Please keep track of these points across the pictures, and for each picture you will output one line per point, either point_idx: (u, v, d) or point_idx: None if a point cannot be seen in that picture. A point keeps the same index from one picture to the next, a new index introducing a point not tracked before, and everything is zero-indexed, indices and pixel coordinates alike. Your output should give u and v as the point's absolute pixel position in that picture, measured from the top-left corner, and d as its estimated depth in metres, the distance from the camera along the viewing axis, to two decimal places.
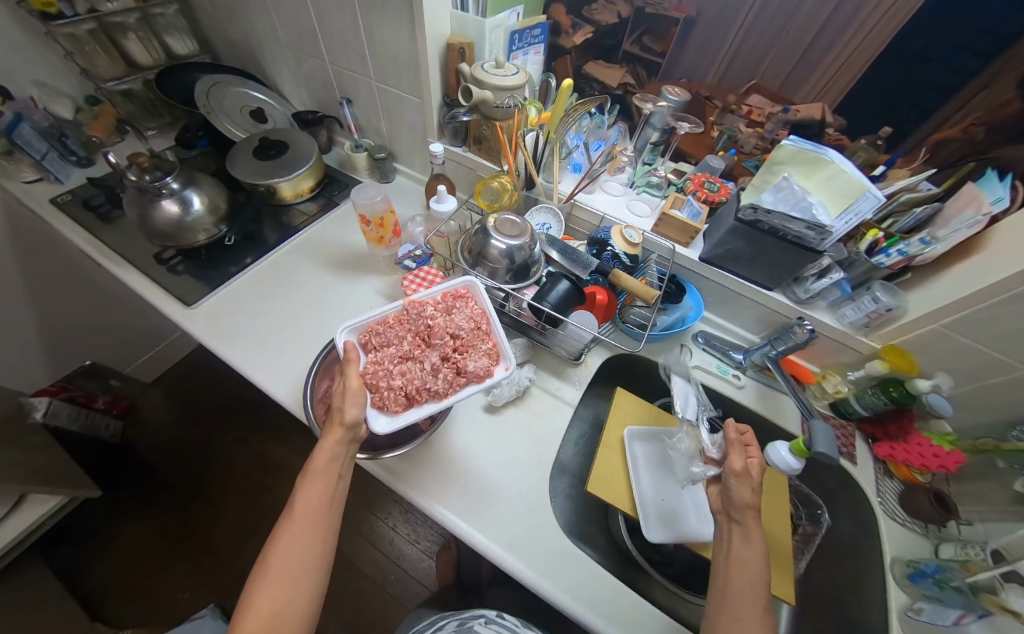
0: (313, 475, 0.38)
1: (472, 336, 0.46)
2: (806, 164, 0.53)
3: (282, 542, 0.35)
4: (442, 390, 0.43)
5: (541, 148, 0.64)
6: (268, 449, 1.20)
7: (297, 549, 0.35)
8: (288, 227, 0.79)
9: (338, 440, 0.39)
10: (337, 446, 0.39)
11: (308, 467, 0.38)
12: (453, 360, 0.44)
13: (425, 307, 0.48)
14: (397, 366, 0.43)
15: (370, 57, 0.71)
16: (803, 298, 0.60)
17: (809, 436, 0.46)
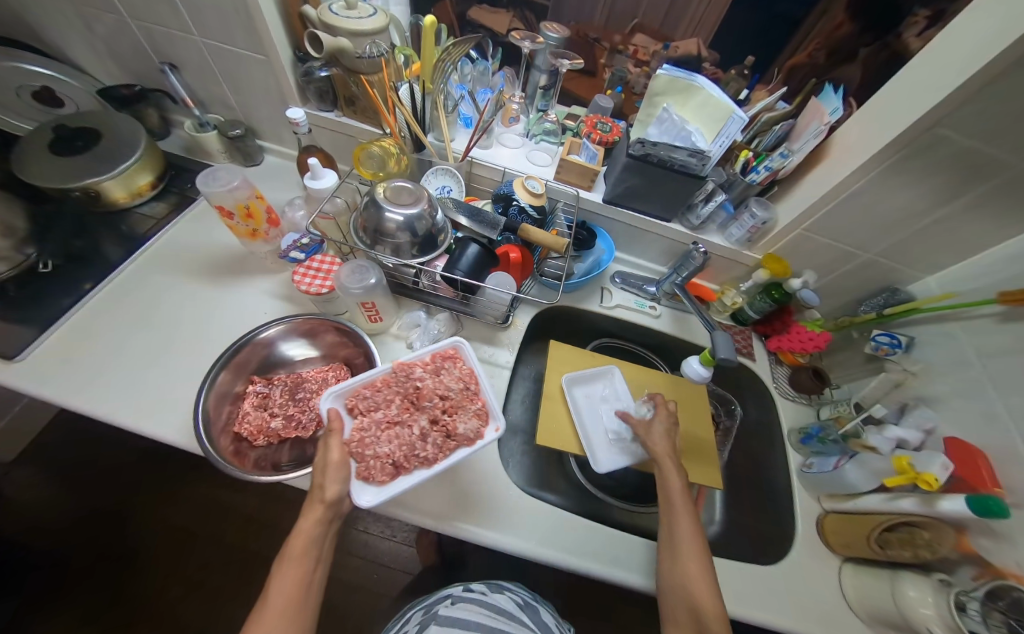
0: (291, 559, 0.35)
1: (463, 395, 0.42)
2: (681, 92, 0.54)
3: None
4: (431, 457, 0.38)
5: (421, 103, 0.58)
6: (194, 496, 1.04)
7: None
8: (133, 237, 0.64)
9: (315, 526, 0.35)
10: (316, 528, 0.35)
11: (284, 553, 0.35)
12: (442, 423, 0.40)
13: (413, 367, 0.44)
14: (384, 433, 0.39)
15: (183, 7, 0.56)
16: (696, 224, 0.64)
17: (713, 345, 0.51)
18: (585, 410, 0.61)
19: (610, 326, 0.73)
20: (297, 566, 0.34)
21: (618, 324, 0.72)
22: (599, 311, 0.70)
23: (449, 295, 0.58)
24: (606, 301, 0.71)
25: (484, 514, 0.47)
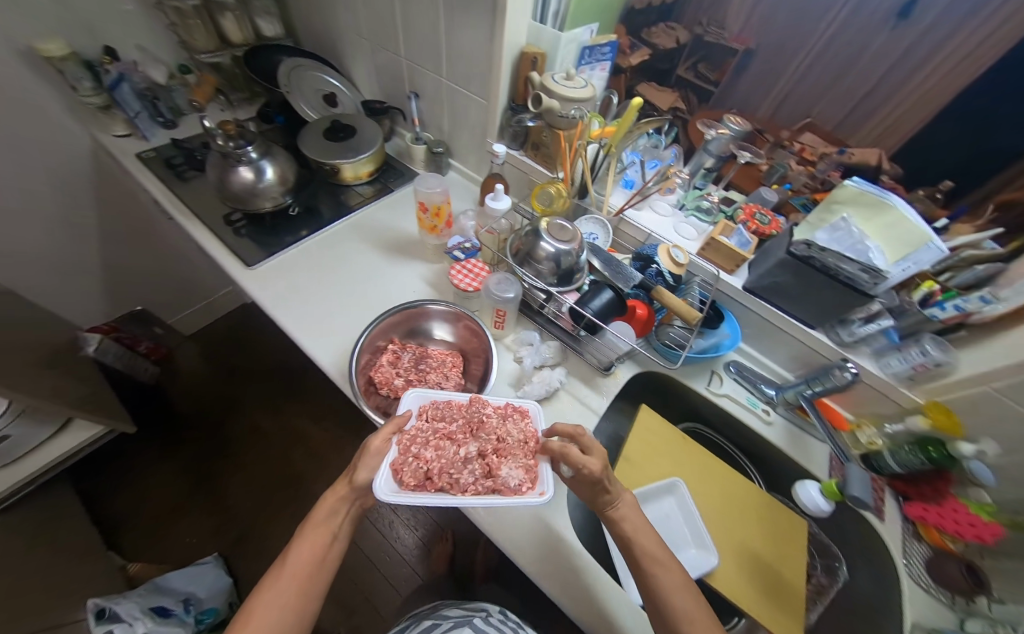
0: (313, 528, 0.39)
1: (516, 445, 0.43)
2: (867, 206, 0.51)
3: (266, 596, 0.34)
4: (463, 487, 0.39)
5: (600, 160, 0.66)
6: (291, 416, 1.32)
7: (279, 604, 0.34)
8: (344, 206, 0.83)
9: (330, 508, 0.40)
10: (337, 501, 0.41)
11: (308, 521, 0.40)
12: (487, 460, 0.41)
13: (486, 403, 0.48)
14: (435, 442, 0.42)
15: (445, 58, 0.75)
16: (847, 341, 0.59)
17: (845, 480, 0.52)
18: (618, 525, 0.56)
19: (709, 412, 0.70)
20: (319, 532, 0.39)
21: (718, 415, 0.68)
22: (702, 393, 0.67)
23: (565, 327, 0.63)
24: (714, 386, 0.67)
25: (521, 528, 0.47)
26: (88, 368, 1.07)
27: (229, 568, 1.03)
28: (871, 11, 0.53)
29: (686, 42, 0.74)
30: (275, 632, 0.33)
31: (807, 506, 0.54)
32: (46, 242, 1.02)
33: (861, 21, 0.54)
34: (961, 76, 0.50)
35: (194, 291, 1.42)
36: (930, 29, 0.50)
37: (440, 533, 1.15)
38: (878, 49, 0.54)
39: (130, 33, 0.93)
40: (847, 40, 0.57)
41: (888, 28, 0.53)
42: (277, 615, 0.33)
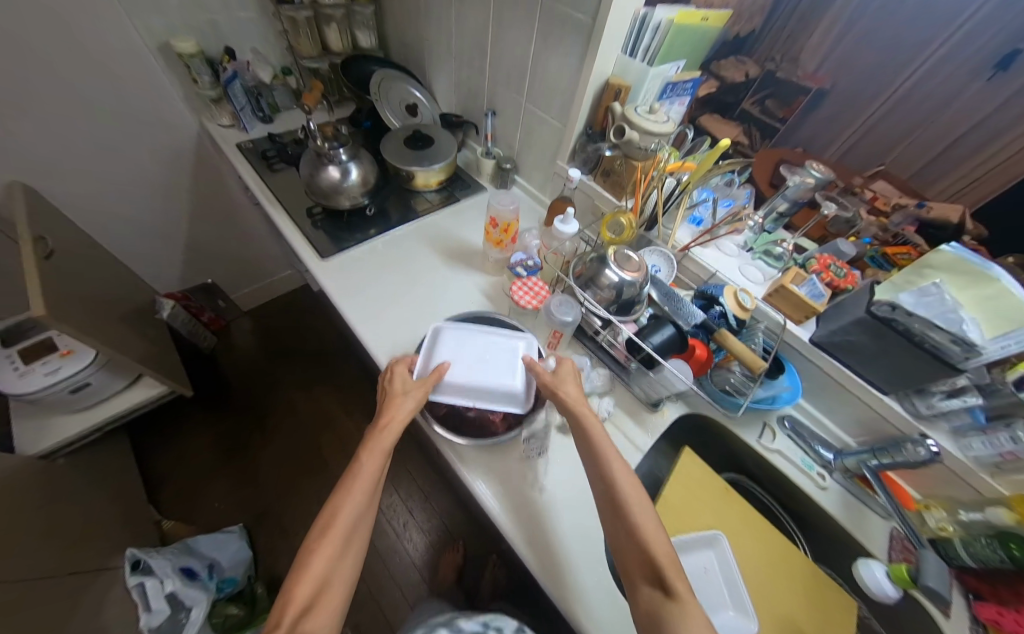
0: (376, 452, 0.46)
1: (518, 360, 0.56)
2: (965, 274, 0.47)
3: (344, 507, 0.41)
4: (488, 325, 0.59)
5: (673, 195, 0.66)
6: (324, 399, 1.38)
7: (352, 511, 0.41)
8: (413, 211, 0.88)
9: (389, 434, 0.47)
10: (398, 428, 0.48)
11: (369, 440, 0.47)
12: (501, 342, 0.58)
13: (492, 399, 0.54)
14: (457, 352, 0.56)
15: (529, 82, 0.78)
16: (925, 412, 0.55)
17: (918, 568, 0.49)
18: None
19: (756, 465, 0.68)
20: (382, 452, 0.46)
21: (765, 469, 0.66)
22: (754, 447, 0.65)
23: (617, 357, 0.63)
24: (766, 440, 0.65)
25: (545, 542, 0.49)
26: (159, 329, 1.17)
27: (251, 537, 1.08)
28: (962, 60, 0.53)
29: (754, 77, 0.78)
30: (352, 530, 0.40)
31: (871, 591, 0.50)
32: (145, 212, 1.14)
33: (948, 71, 0.54)
34: None
35: (257, 271, 1.53)
36: (1021, 88, 0.49)
37: (450, 541, 1.15)
38: (969, 98, 0.54)
39: (246, 37, 1.04)
40: (929, 91, 0.57)
41: (983, 79, 0.52)
42: (351, 517, 0.40)
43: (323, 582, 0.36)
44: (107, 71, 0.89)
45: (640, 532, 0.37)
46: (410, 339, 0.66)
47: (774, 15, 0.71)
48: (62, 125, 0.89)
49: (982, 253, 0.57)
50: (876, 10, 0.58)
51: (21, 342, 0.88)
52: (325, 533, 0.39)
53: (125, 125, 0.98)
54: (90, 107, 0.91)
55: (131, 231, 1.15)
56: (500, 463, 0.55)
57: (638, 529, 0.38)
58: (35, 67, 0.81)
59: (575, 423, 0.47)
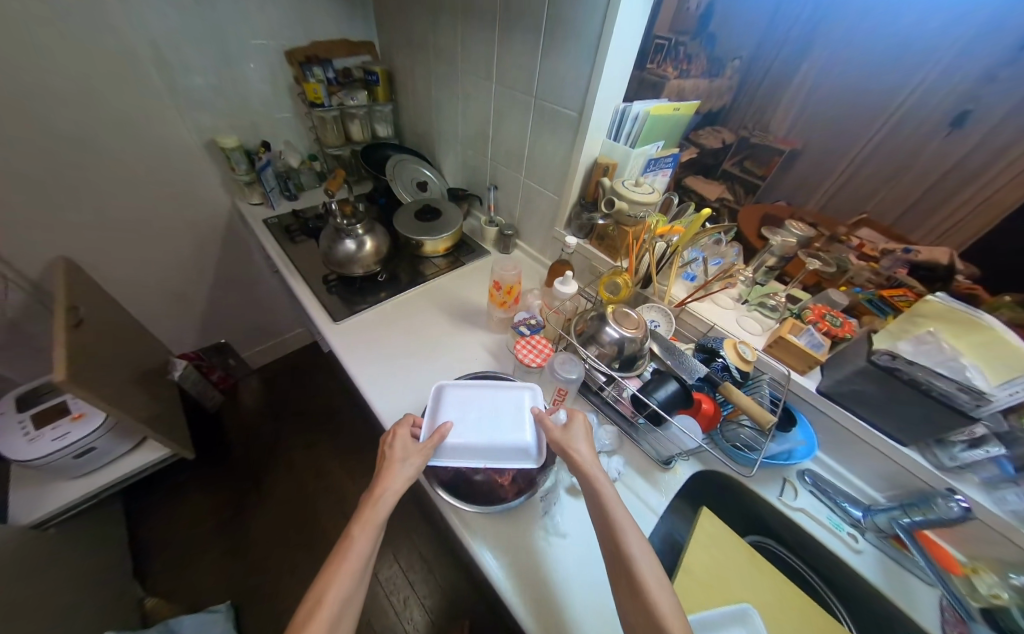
0: (369, 524, 0.44)
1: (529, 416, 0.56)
2: (958, 324, 0.48)
3: (332, 589, 0.39)
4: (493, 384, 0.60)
5: (664, 256, 0.71)
6: (326, 461, 1.34)
7: (338, 595, 0.39)
8: (421, 274, 0.95)
9: (382, 503, 0.45)
10: (393, 495, 0.46)
11: (362, 510, 0.45)
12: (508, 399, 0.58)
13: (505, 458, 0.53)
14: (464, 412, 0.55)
15: (525, 161, 0.88)
16: (948, 465, 0.53)
17: None
18: None
19: (782, 526, 0.63)
20: (376, 521, 0.44)
21: (793, 531, 0.62)
22: (774, 506, 0.62)
23: (624, 412, 0.63)
24: (787, 498, 0.62)
25: (559, 628, 0.45)
26: (170, 391, 1.19)
27: (237, 622, 0.98)
28: (927, 112, 0.58)
29: (731, 142, 0.86)
30: (341, 612, 0.38)
31: None
32: (172, 279, 1.23)
33: (910, 128, 0.60)
34: None
35: (271, 332, 1.59)
36: (982, 139, 0.55)
37: (455, 624, 1.03)
38: (934, 152, 0.59)
39: (281, 132, 1.21)
40: (896, 146, 0.63)
41: (941, 135, 0.58)
42: (336, 603, 0.38)
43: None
44: (159, 162, 1.03)
45: (655, 614, 0.36)
46: (415, 399, 0.67)
47: (740, 96, 0.81)
48: (112, 207, 1.01)
49: (977, 295, 0.59)
50: (830, 84, 0.66)
51: (36, 406, 0.90)
52: (308, 620, 0.37)
53: (167, 205, 1.10)
54: (139, 192, 1.03)
55: (157, 297, 1.23)
56: (508, 531, 0.53)
57: (653, 607, 0.36)
58: (99, 162, 0.94)
59: (587, 488, 0.46)
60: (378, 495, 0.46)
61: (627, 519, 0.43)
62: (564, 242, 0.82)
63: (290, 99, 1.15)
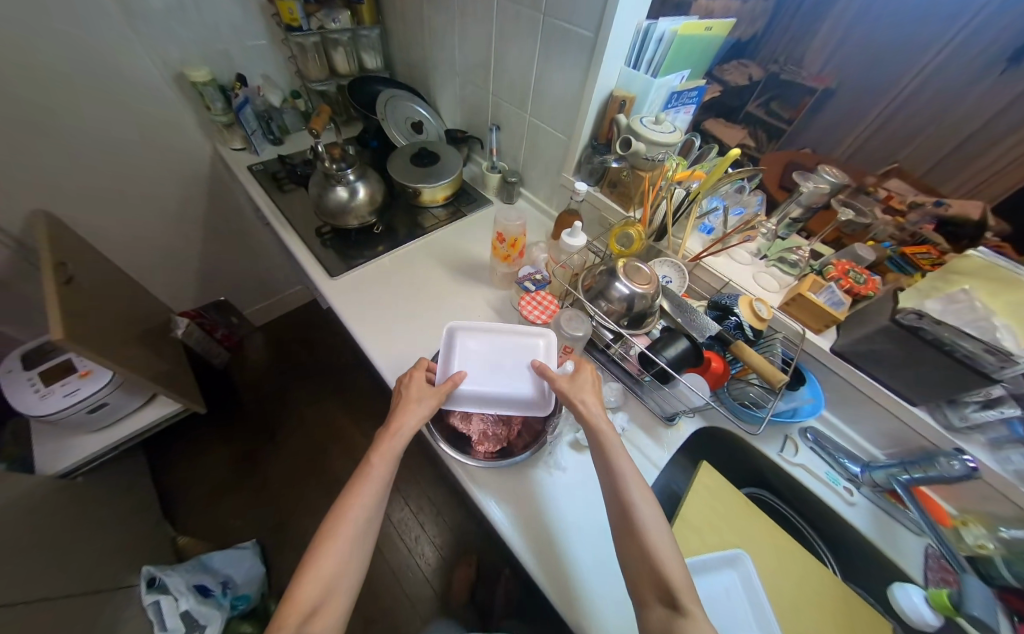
0: (385, 456, 0.45)
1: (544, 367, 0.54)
2: (996, 282, 0.44)
3: (350, 512, 0.41)
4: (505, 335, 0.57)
5: (683, 205, 0.65)
6: (334, 414, 1.38)
7: (359, 517, 0.41)
8: (419, 227, 0.89)
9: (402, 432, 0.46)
10: (411, 429, 0.47)
11: (381, 441, 0.46)
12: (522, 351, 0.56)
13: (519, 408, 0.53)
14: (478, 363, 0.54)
15: (532, 96, 0.79)
16: (958, 426, 0.52)
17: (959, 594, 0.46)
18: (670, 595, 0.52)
19: (778, 480, 0.65)
20: (394, 450, 0.45)
21: (789, 484, 0.64)
22: (774, 461, 0.63)
23: (629, 369, 0.62)
24: (788, 454, 0.63)
25: (551, 561, 0.47)
26: (174, 348, 1.19)
27: (264, 555, 1.08)
28: (980, 48, 0.52)
29: (759, 78, 0.78)
30: (362, 532, 0.40)
31: (908, 617, 0.48)
32: (161, 233, 1.17)
33: (962, 64, 0.54)
34: None
35: (269, 288, 1.56)
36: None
37: (462, 554, 1.13)
38: (984, 92, 0.54)
39: (257, 63, 1.07)
40: (944, 85, 0.57)
41: (995, 72, 0.52)
42: (359, 520, 0.41)
43: (328, 587, 0.37)
44: (125, 101, 0.92)
45: (654, 559, 0.36)
46: (418, 356, 0.66)
47: (776, 20, 0.74)
48: (83, 155, 0.93)
49: (1005, 251, 0.53)
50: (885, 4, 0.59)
51: (41, 364, 0.91)
52: (332, 532, 0.39)
53: (143, 152, 1.01)
54: (109, 137, 0.94)
55: (148, 254, 1.18)
56: (511, 479, 0.54)
57: (654, 554, 0.37)
58: (59, 100, 0.84)
59: (595, 442, 0.45)
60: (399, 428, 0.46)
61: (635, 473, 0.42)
62: (573, 191, 0.75)
63: (263, 20, 1.01)
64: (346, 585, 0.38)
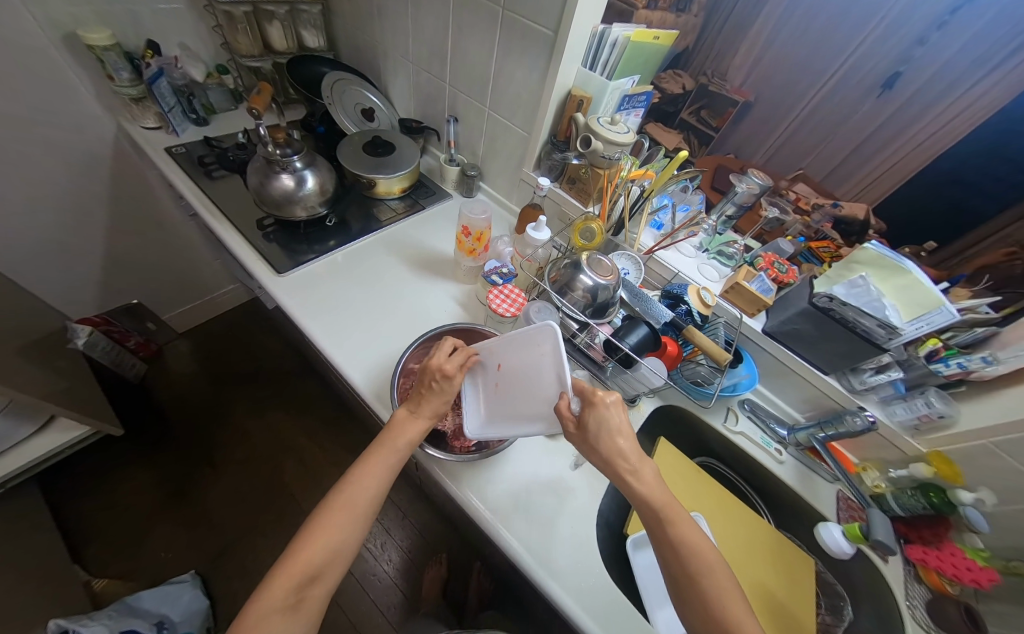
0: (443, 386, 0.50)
1: (514, 344, 0.50)
2: (884, 267, 0.54)
3: (405, 429, 0.48)
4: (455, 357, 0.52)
5: (637, 201, 0.70)
6: (283, 424, 1.27)
7: (409, 437, 0.47)
8: (375, 220, 0.85)
9: (420, 429, 0.48)
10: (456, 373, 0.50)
11: (410, 416, 0.49)
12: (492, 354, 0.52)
13: (530, 376, 0.47)
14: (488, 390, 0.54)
15: (491, 88, 0.78)
16: (858, 388, 0.62)
17: (868, 524, 0.56)
18: (642, 580, 0.51)
19: (723, 448, 0.73)
20: (420, 432, 0.48)
21: (731, 450, 0.72)
22: (720, 431, 0.71)
23: (594, 357, 0.65)
24: (730, 424, 0.71)
25: (525, 538, 0.49)
26: (76, 361, 1.01)
27: (205, 588, 0.96)
28: (859, 77, 0.64)
29: (690, 89, 0.83)
30: (403, 450, 0.46)
31: (829, 547, 0.57)
32: (51, 225, 0.97)
33: (850, 87, 0.65)
34: (952, 133, 0.58)
35: (194, 289, 1.38)
36: (909, 100, 0.60)
37: (431, 555, 1.11)
38: (865, 112, 0.65)
39: (172, 30, 0.94)
40: (835, 104, 0.68)
41: (874, 95, 0.63)
42: (368, 486, 0.43)
43: (331, 553, 0.39)
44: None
45: (682, 546, 0.36)
46: (385, 354, 0.63)
47: (705, 34, 0.80)
48: None
49: None
50: (790, 34, 0.69)
51: None
52: (343, 499, 0.42)
53: (25, 128, 0.84)
54: None
55: (35, 250, 0.98)
56: (484, 470, 0.55)
57: (677, 543, 0.37)
58: None
59: (649, 514, 0.38)
60: (429, 416, 0.49)
61: (689, 529, 0.38)
62: (535, 186, 0.77)
63: None
64: (345, 552, 0.40)
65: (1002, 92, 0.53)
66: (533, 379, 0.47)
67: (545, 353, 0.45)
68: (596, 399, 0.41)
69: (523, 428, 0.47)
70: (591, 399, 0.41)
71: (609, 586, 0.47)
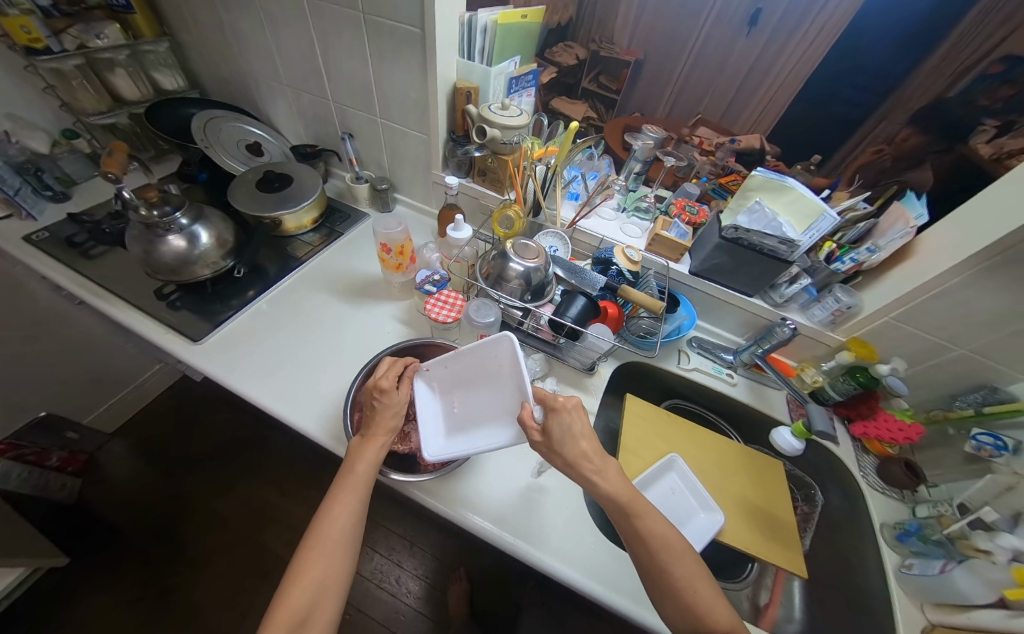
0: (389, 398, 0.49)
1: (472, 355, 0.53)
2: (773, 190, 0.60)
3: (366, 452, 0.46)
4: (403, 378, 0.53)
5: (547, 178, 0.73)
6: (259, 493, 1.18)
7: (371, 458, 0.46)
8: (292, 258, 0.80)
9: (379, 447, 0.47)
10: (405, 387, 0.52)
11: (367, 438, 0.47)
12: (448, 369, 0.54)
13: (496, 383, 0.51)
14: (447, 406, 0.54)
15: (377, 97, 0.75)
16: (779, 301, 0.69)
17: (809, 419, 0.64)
18: None
19: (685, 388, 0.78)
20: (380, 450, 0.47)
21: (692, 388, 0.77)
22: (677, 372, 0.75)
23: (545, 338, 0.66)
24: (684, 363, 0.76)
25: (520, 530, 0.50)
26: None
27: None
28: (727, 22, 0.72)
29: (584, 58, 0.86)
30: (368, 473, 0.45)
31: (783, 448, 0.64)
32: None
33: (722, 33, 0.73)
34: (813, 58, 0.67)
35: (113, 382, 1.23)
36: (772, 34, 0.69)
37: (450, 573, 1.09)
38: (740, 52, 0.73)
39: None
40: (713, 51, 0.75)
41: (744, 36, 0.71)
42: (341, 516, 0.42)
43: (317, 591, 0.38)
44: None
45: (650, 537, 0.38)
46: (335, 394, 0.60)
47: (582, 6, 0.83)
48: None
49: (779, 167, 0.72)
50: None
51: None
52: (318, 536, 0.40)
53: None
54: None
55: None
56: (466, 478, 0.55)
57: (644, 533, 0.39)
58: None
59: (615, 510, 0.40)
60: (383, 434, 0.48)
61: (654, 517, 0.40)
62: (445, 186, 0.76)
63: None
64: (333, 587, 0.39)
65: (841, 13, 0.62)
66: (498, 386, 0.50)
67: (507, 360, 0.49)
68: (561, 407, 0.42)
69: (489, 436, 0.48)
70: (557, 407, 0.43)
71: (608, 547, 0.50)
